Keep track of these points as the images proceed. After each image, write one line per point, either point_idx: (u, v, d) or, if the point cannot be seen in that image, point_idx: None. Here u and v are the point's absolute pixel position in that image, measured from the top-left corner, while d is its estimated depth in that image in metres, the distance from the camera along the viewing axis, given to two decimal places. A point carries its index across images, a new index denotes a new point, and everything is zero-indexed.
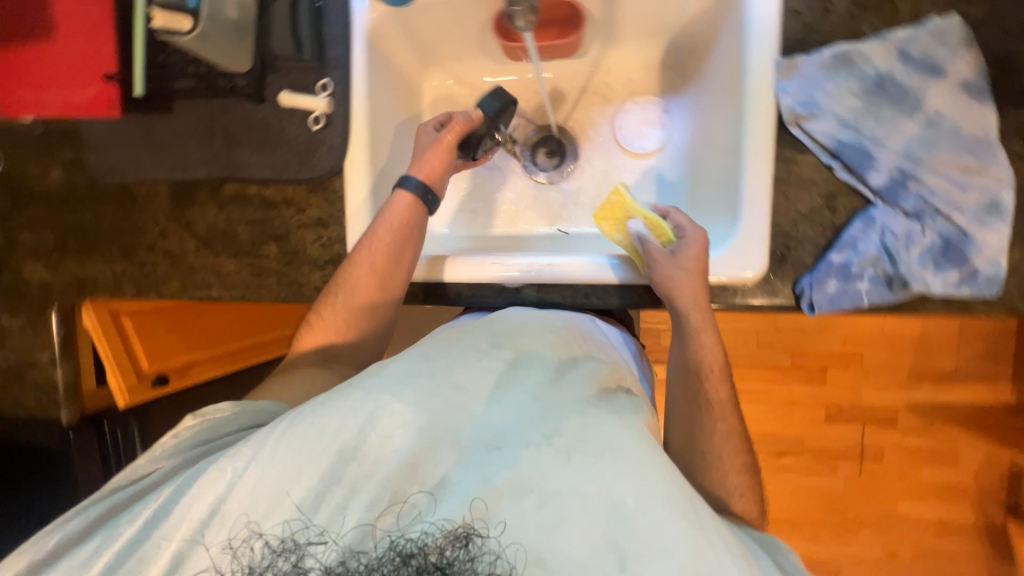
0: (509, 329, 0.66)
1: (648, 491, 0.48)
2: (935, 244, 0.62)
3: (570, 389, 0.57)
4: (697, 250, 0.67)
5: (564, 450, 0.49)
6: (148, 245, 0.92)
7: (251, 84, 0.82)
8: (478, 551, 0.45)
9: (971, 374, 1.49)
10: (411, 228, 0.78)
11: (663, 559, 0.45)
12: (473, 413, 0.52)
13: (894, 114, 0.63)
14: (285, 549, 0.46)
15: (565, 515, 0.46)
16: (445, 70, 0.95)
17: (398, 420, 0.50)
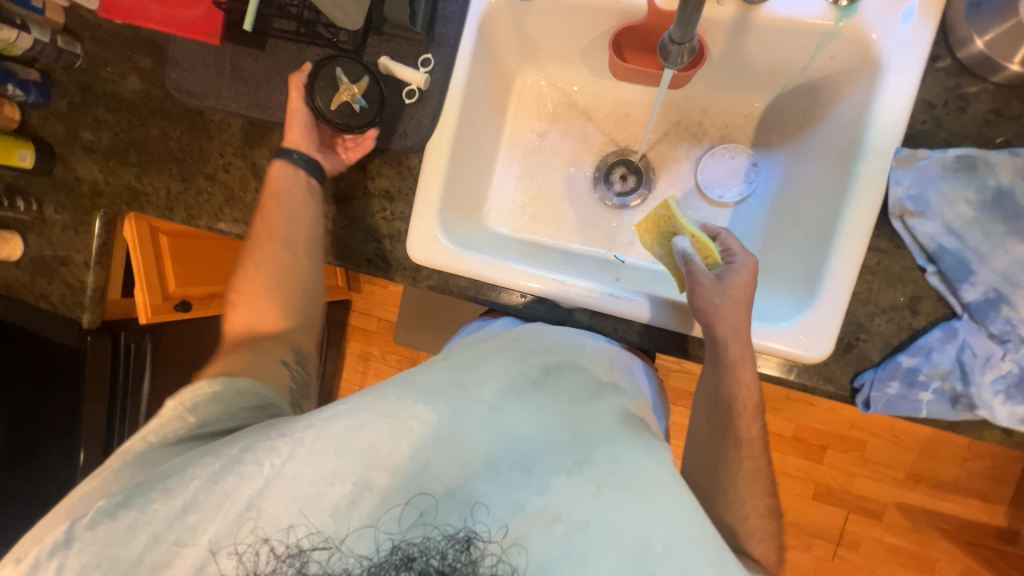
0: (540, 348, 0.65)
1: (676, 542, 0.44)
2: (1012, 373, 0.59)
3: (606, 419, 0.56)
4: (745, 279, 0.66)
5: (594, 481, 0.48)
6: (209, 174, 0.91)
7: (353, 41, 0.80)
8: (480, 555, 0.44)
9: (969, 489, 1.47)
10: (291, 190, 0.79)
11: None
12: (512, 431, 0.52)
13: (1004, 233, 0.60)
14: (290, 555, 0.45)
15: (591, 551, 0.43)
16: (540, 70, 0.94)
17: (430, 431, 0.50)
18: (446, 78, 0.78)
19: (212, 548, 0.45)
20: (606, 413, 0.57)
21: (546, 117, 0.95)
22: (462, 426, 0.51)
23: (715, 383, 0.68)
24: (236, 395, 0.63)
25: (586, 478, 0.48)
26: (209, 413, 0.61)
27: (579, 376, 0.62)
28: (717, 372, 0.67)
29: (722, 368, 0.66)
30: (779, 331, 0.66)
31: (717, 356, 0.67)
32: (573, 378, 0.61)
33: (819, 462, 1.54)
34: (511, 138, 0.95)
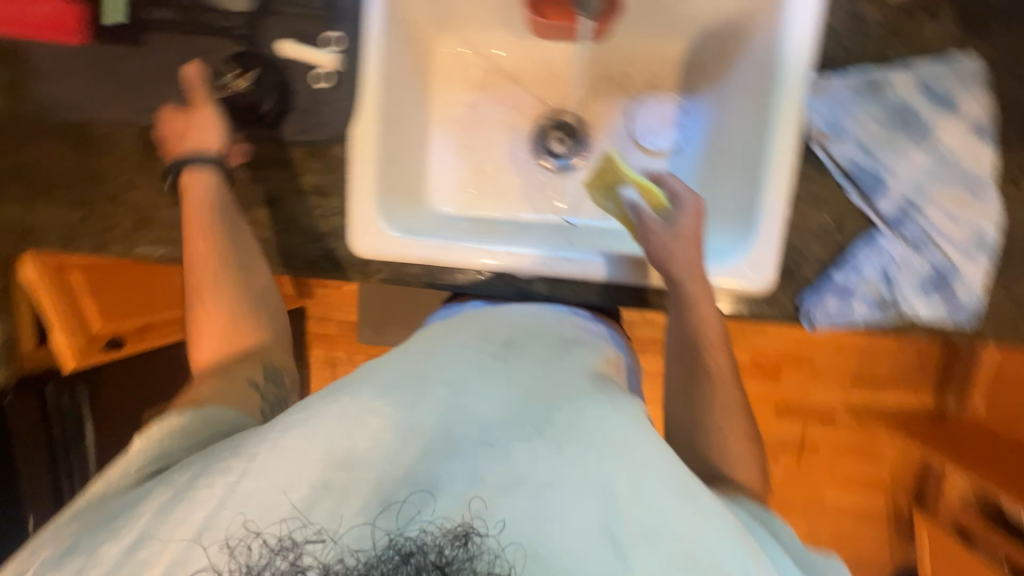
0: (503, 326, 0.65)
1: (640, 479, 0.45)
2: (927, 273, 0.66)
3: (571, 378, 0.57)
4: (693, 218, 0.67)
5: (558, 441, 0.47)
6: (111, 195, 0.81)
7: (246, 28, 0.75)
8: (478, 551, 0.41)
9: (902, 381, 1.65)
10: (204, 194, 0.70)
11: (655, 541, 0.43)
12: (474, 412, 0.51)
13: (908, 145, 0.65)
14: (283, 547, 0.41)
15: (561, 506, 0.43)
16: (460, 37, 0.90)
17: (389, 425, 0.48)
18: (358, 56, 0.73)
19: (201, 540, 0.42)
20: (574, 373, 0.58)
21: (474, 87, 0.92)
22: (421, 413, 0.50)
23: (684, 325, 0.69)
24: (209, 435, 0.56)
25: (546, 441, 0.47)
26: (179, 446, 0.54)
27: (540, 345, 0.62)
28: (682, 317, 0.69)
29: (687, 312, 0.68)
30: (726, 267, 0.70)
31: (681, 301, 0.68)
32: (535, 348, 0.61)
33: (777, 382, 1.67)
34: (441, 114, 0.92)
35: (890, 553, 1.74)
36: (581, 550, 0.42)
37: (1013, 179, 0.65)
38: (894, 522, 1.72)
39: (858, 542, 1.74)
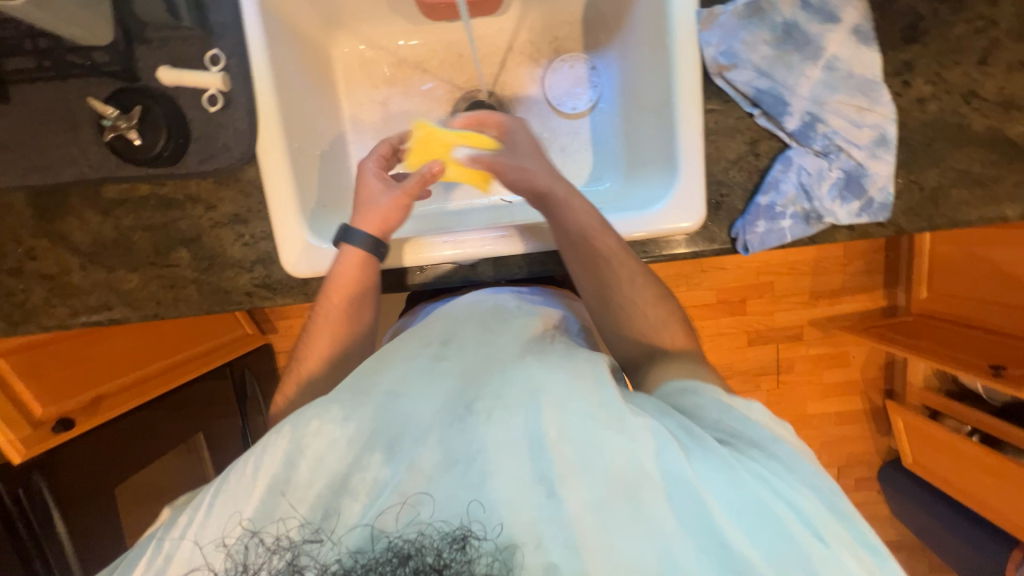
0: (443, 323, 0.61)
1: (569, 423, 0.46)
2: (840, 178, 0.69)
3: (504, 347, 0.55)
4: (525, 136, 0.74)
5: (485, 411, 0.47)
6: (13, 269, 0.75)
7: (116, 60, 0.67)
8: (477, 554, 0.42)
9: (855, 287, 1.75)
10: (365, 286, 0.70)
11: (585, 478, 0.44)
12: (401, 402, 0.50)
13: (801, 61, 0.68)
14: (280, 548, 0.44)
15: (489, 471, 0.44)
16: (355, 35, 0.87)
17: (326, 440, 0.48)
18: (245, 71, 0.70)
19: (198, 541, 0.45)
20: (510, 341, 0.56)
21: (381, 83, 0.89)
22: (354, 416, 0.49)
23: (581, 251, 0.68)
24: None
25: (475, 414, 0.47)
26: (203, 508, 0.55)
27: (478, 334, 0.58)
28: (581, 251, 0.68)
29: (581, 246, 0.68)
30: (657, 213, 0.71)
31: (572, 239, 0.68)
32: (476, 338, 0.57)
33: (743, 313, 1.74)
34: (353, 116, 0.89)
35: (875, 446, 1.86)
36: (520, 503, 0.43)
37: (898, 74, 0.69)
38: (871, 417, 1.84)
39: (844, 442, 1.85)
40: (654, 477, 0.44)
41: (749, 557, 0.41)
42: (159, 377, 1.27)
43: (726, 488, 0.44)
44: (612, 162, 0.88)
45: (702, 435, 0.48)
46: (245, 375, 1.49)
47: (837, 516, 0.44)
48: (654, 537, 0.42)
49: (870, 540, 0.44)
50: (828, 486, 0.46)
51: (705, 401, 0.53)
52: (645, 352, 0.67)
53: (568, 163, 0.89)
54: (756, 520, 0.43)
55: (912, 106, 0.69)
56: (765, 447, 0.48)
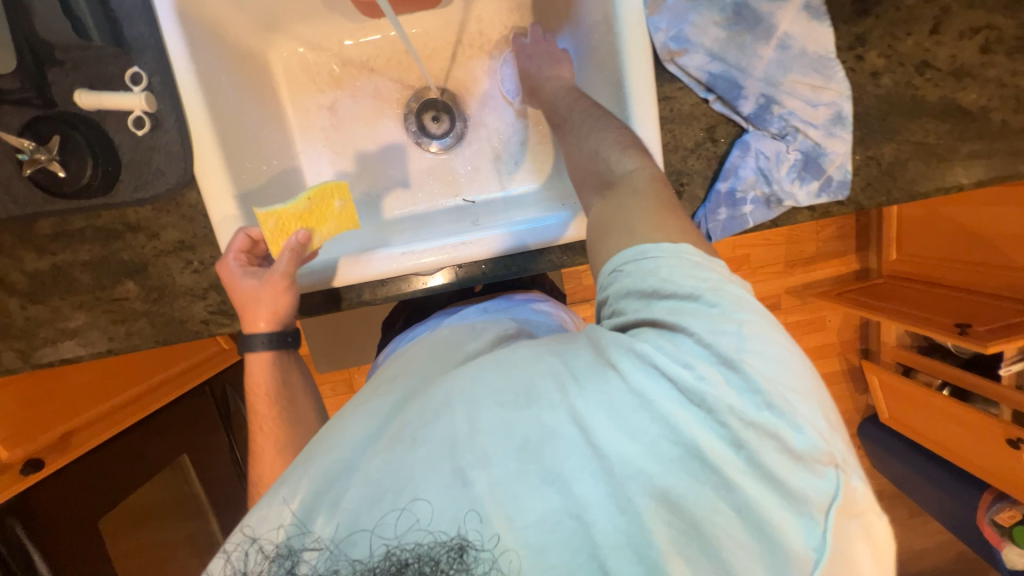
0: (394, 362, 0.57)
1: (477, 413, 0.42)
2: (798, 160, 0.69)
3: (437, 368, 0.50)
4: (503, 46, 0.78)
5: (401, 436, 0.43)
6: None
7: (28, 87, 0.62)
8: (475, 562, 0.39)
9: (829, 253, 1.76)
10: (285, 382, 0.70)
11: (499, 448, 0.41)
12: (326, 441, 0.45)
13: (753, 42, 0.66)
14: (281, 554, 0.42)
15: (410, 478, 0.41)
16: (293, 37, 0.82)
17: (278, 514, 0.43)
18: (171, 90, 0.65)
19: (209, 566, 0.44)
20: (439, 355, 0.53)
21: (326, 86, 0.85)
22: (297, 468, 0.45)
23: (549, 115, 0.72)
24: None
25: (404, 441, 0.43)
26: None
27: (426, 360, 0.53)
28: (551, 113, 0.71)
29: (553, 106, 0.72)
30: None
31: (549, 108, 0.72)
32: (420, 364, 0.52)
33: None
34: (300, 124, 0.84)
35: (854, 405, 1.92)
36: (438, 504, 0.40)
37: (852, 49, 0.68)
38: (850, 378, 1.90)
39: None
40: (547, 423, 0.41)
41: (630, 458, 0.39)
42: (132, 406, 1.21)
43: (612, 397, 0.41)
44: None
45: (609, 335, 0.45)
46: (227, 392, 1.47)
47: (728, 370, 0.40)
48: (547, 474, 0.40)
49: (756, 384, 0.40)
50: (727, 334, 0.41)
51: (626, 278, 0.47)
52: (600, 182, 0.58)
53: (529, 157, 0.87)
54: (642, 422, 0.40)
55: (866, 81, 0.68)
56: (677, 304, 0.44)
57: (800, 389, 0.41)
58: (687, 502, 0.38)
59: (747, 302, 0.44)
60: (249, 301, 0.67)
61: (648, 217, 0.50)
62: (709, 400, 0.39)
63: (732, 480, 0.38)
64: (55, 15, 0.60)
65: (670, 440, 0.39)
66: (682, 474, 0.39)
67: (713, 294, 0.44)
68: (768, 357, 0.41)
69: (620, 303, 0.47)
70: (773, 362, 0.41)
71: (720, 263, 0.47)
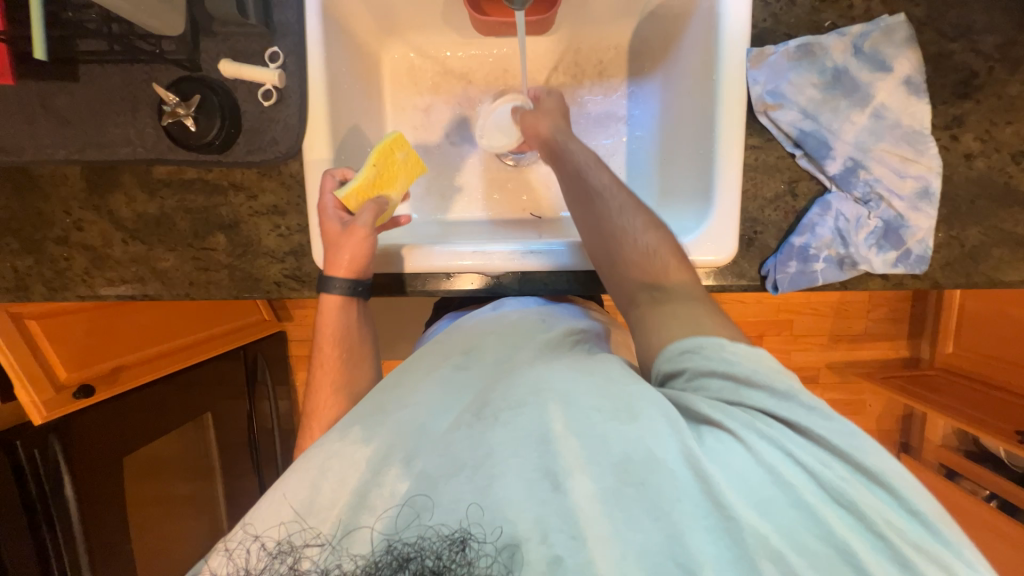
0: (469, 341, 0.65)
1: (572, 417, 0.50)
2: (878, 227, 0.68)
3: (523, 353, 0.61)
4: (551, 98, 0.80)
5: (493, 412, 0.52)
6: (59, 237, 0.78)
7: (183, 50, 0.70)
8: (477, 555, 0.46)
9: (879, 335, 1.70)
10: (351, 327, 0.72)
11: (597, 463, 0.47)
12: (418, 418, 0.54)
13: (848, 106, 0.68)
14: (281, 552, 0.49)
15: (499, 470, 0.48)
16: (406, 43, 0.89)
17: (349, 461, 0.52)
18: (300, 70, 0.72)
19: (211, 552, 0.51)
20: (529, 348, 0.62)
21: (425, 90, 0.91)
22: (376, 425, 0.55)
23: (579, 186, 0.69)
24: None
25: (484, 419, 0.52)
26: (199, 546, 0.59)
27: (500, 343, 0.64)
28: (579, 186, 0.69)
29: (580, 180, 0.69)
30: (689, 244, 0.71)
31: (570, 174, 0.71)
32: (497, 349, 0.63)
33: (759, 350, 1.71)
34: (396, 120, 0.91)
35: None
36: (525, 502, 0.46)
37: (947, 128, 0.68)
38: None
39: None
40: (656, 454, 0.46)
41: (760, 531, 0.43)
42: (173, 355, 1.27)
43: (734, 460, 0.46)
44: (646, 187, 0.88)
45: (699, 403, 0.49)
46: (257, 360, 1.52)
47: (860, 477, 0.45)
48: (657, 512, 0.45)
49: (912, 506, 0.44)
50: (849, 439, 0.46)
51: (705, 358, 0.52)
52: (648, 280, 0.62)
53: None
54: (771, 494, 0.45)
55: (959, 161, 0.68)
56: (770, 397, 0.48)
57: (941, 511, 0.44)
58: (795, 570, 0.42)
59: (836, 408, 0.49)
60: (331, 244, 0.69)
61: (709, 316, 0.57)
62: (849, 500, 0.44)
63: (863, 563, 0.42)
64: None
65: (806, 522, 0.43)
66: (793, 547, 0.43)
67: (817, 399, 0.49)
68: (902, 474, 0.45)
69: (699, 379, 0.51)
70: (907, 480, 0.45)
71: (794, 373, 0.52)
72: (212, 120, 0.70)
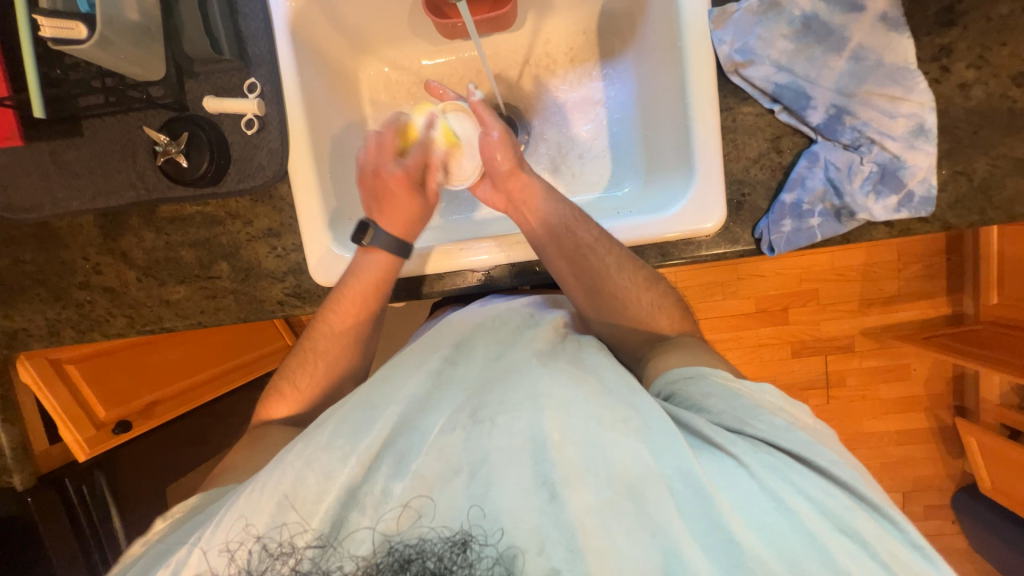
0: (459, 335, 0.68)
1: (573, 428, 0.53)
2: (874, 172, 0.65)
3: (517, 353, 0.63)
4: None
5: (488, 417, 0.56)
6: (81, 282, 0.84)
7: (170, 93, 0.74)
8: (477, 556, 0.50)
9: (913, 294, 1.60)
10: (383, 287, 0.76)
11: (595, 475, 0.51)
12: (415, 424, 0.57)
13: (823, 53, 0.66)
14: (282, 552, 0.52)
15: (493, 478, 0.52)
16: (379, 58, 0.92)
17: (336, 456, 0.55)
18: (278, 96, 0.76)
19: (205, 547, 0.53)
20: (521, 348, 0.64)
21: (404, 101, 0.93)
22: (364, 429, 0.57)
23: (565, 243, 0.72)
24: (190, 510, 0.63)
25: (481, 422, 0.55)
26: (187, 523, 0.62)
27: (490, 341, 0.67)
28: (563, 243, 0.72)
29: (564, 237, 0.72)
30: (676, 214, 0.70)
31: (553, 230, 0.73)
32: (484, 344, 0.66)
33: (785, 323, 1.64)
34: None
35: (946, 468, 1.68)
36: (524, 512, 0.50)
37: (935, 60, 0.65)
38: (940, 437, 1.67)
39: (910, 465, 1.68)
40: (661, 476, 0.51)
41: (757, 550, 0.47)
42: (203, 387, 1.32)
43: (736, 482, 0.51)
44: (632, 167, 0.87)
45: (703, 424, 0.55)
46: None
47: (864, 508, 0.51)
48: (653, 527, 0.49)
49: (913, 538, 0.50)
50: (852, 474, 0.53)
51: (710, 387, 0.60)
52: (638, 333, 0.73)
53: (586, 170, 0.90)
54: (773, 519, 0.49)
55: (953, 93, 0.65)
56: (766, 427, 0.55)
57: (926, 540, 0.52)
58: None
59: (830, 445, 0.56)
60: (410, 218, 0.79)
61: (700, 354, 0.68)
62: (857, 531, 0.49)
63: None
64: (199, 36, 0.72)
65: (812, 552, 0.47)
66: (783, 560, 0.47)
67: (816, 431, 0.57)
68: (891, 506, 0.52)
69: (701, 401, 0.59)
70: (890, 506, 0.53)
71: (800, 406, 0.60)
72: (203, 153, 0.74)
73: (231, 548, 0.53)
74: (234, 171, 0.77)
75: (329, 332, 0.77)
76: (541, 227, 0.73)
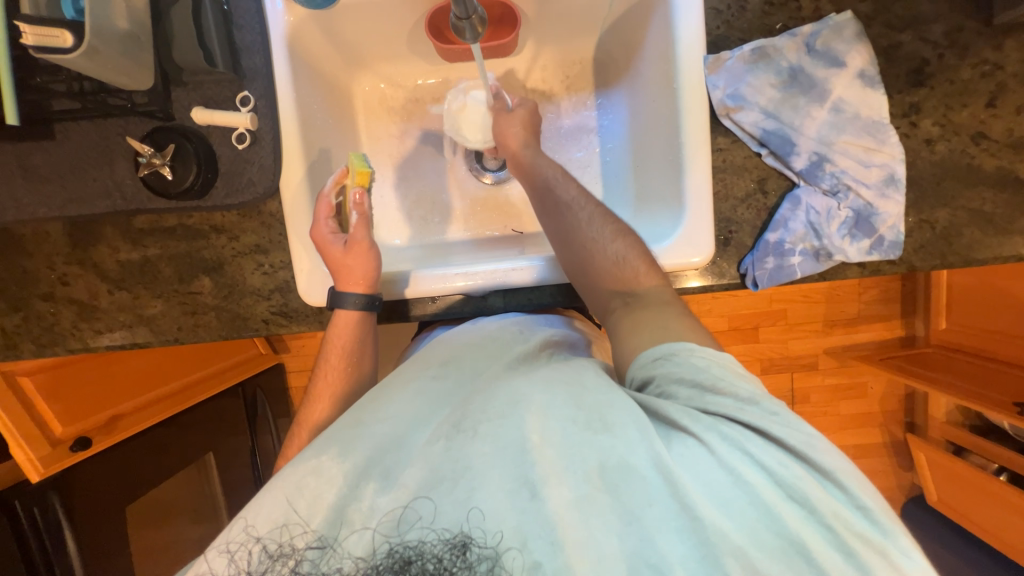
0: (449, 353, 0.69)
1: (550, 430, 0.53)
2: (849, 218, 0.70)
3: (493, 370, 0.64)
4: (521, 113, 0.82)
5: (469, 427, 0.55)
6: (45, 293, 0.79)
7: (155, 102, 0.71)
8: (476, 558, 0.49)
9: (871, 316, 1.71)
10: (359, 344, 0.74)
11: (574, 475, 0.51)
12: (399, 438, 0.57)
13: (807, 103, 0.70)
14: (282, 554, 0.52)
15: (475, 484, 0.51)
16: (376, 74, 0.91)
17: (327, 473, 0.55)
18: (272, 111, 0.74)
19: (207, 550, 0.53)
20: (503, 361, 0.65)
21: (399, 118, 0.93)
22: (358, 436, 0.58)
23: (545, 199, 0.74)
24: None
25: (463, 432, 0.55)
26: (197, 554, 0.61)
27: (474, 356, 0.68)
28: (545, 200, 0.74)
29: (546, 194, 0.74)
30: (667, 248, 0.72)
31: (538, 190, 0.75)
32: (471, 359, 0.67)
33: (756, 341, 1.71)
34: (371, 149, 0.92)
35: (896, 480, 1.79)
36: (505, 511, 0.50)
37: (905, 116, 0.70)
38: (893, 452, 1.78)
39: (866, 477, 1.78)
40: (629, 464, 0.51)
41: (722, 530, 0.47)
42: (173, 398, 1.26)
43: (701, 465, 0.50)
44: (622, 196, 0.89)
45: (669, 408, 0.53)
46: (257, 396, 1.50)
47: (817, 478, 0.49)
48: (628, 517, 0.49)
49: (858, 500, 0.48)
50: (803, 439, 0.50)
51: (679, 366, 0.56)
52: None
53: None
54: (733, 495, 0.49)
55: (920, 147, 0.70)
56: (736, 402, 0.53)
57: (885, 507, 0.50)
58: (756, 566, 0.46)
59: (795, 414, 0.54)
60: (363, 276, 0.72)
61: None
62: (808, 498, 0.48)
63: (807, 544, 0.46)
64: (191, 46, 0.69)
65: (768, 524, 0.47)
66: (750, 542, 0.47)
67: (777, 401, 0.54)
68: (849, 472, 0.50)
69: (669, 386, 0.56)
70: (851, 474, 0.50)
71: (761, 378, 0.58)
72: (192, 165, 0.70)
73: (235, 555, 0.52)
74: (224, 186, 0.74)
75: (320, 404, 0.72)
76: (528, 183, 0.77)
